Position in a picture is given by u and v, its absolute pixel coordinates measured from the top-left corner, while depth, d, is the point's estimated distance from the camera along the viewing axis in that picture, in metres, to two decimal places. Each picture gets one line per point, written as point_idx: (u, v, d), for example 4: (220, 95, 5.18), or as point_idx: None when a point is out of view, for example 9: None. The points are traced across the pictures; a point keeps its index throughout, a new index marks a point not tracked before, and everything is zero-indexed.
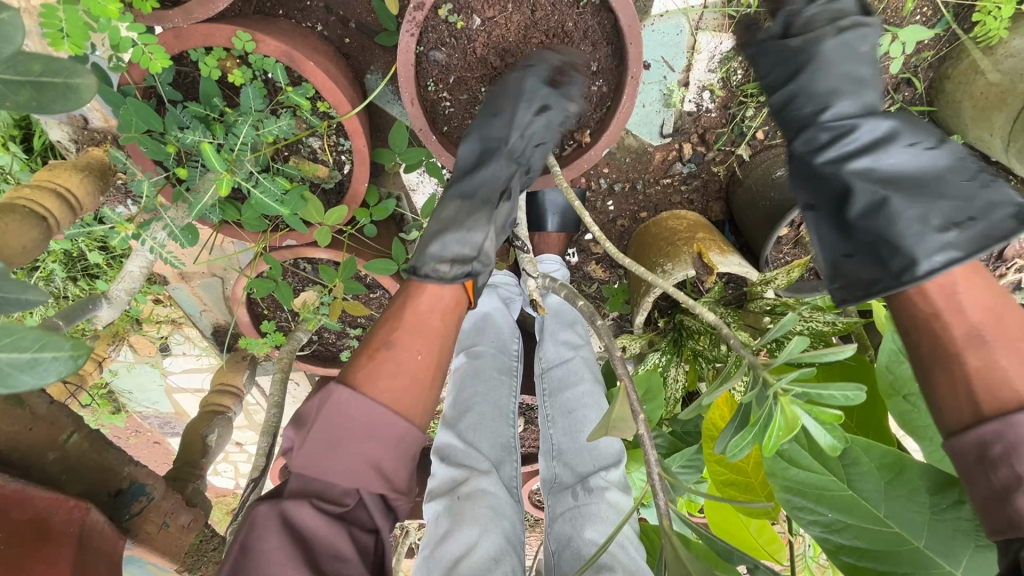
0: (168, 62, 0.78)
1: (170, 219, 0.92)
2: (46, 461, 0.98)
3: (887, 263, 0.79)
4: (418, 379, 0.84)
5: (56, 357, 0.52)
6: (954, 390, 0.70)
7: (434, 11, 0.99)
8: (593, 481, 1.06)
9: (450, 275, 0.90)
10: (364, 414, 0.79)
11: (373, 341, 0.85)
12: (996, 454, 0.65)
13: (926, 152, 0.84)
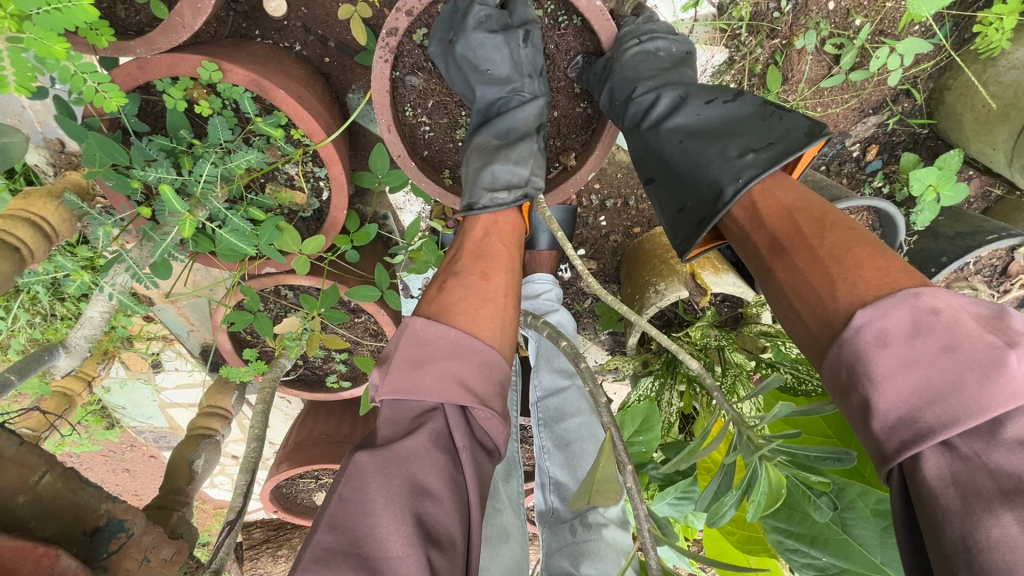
0: (123, 100, 0.75)
1: (131, 261, 0.87)
2: (17, 504, 0.95)
3: (702, 192, 0.85)
4: (490, 300, 0.80)
5: None
6: (797, 318, 0.71)
7: (409, 36, 0.96)
8: (591, 517, 1.00)
9: (510, 199, 0.93)
10: (442, 336, 0.74)
11: (439, 276, 0.84)
12: (844, 379, 0.62)
13: (723, 105, 0.91)
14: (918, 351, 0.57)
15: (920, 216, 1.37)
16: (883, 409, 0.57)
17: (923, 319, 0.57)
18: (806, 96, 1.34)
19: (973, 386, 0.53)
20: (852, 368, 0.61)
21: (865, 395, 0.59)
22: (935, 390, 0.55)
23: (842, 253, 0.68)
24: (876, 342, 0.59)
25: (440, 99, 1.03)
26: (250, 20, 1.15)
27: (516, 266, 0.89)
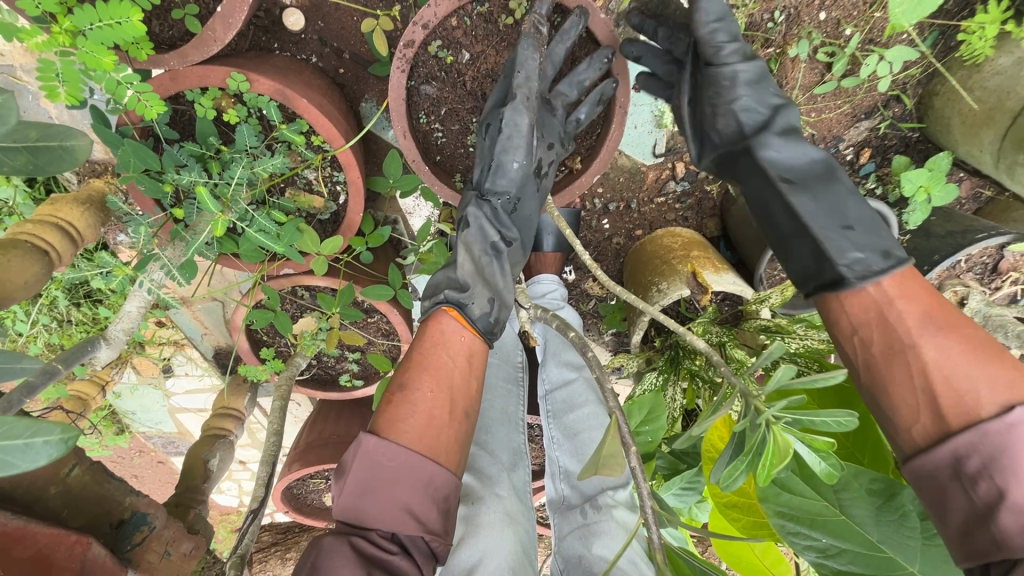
0: (162, 108, 0.80)
1: (167, 258, 0.94)
2: (49, 495, 0.99)
3: (823, 265, 0.84)
4: (437, 418, 0.81)
5: (48, 439, 0.59)
6: (914, 398, 0.70)
7: (423, 47, 0.99)
8: (600, 500, 1.06)
9: (432, 308, 0.93)
10: (393, 459, 0.75)
11: (389, 387, 0.84)
12: (974, 469, 0.62)
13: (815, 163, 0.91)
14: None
15: (912, 216, 1.42)
16: (1019, 502, 0.59)
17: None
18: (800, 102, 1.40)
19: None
20: (993, 460, 0.61)
21: (1003, 490, 0.60)
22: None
23: (980, 348, 0.69)
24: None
25: (452, 107, 1.06)
26: (270, 33, 1.21)
27: (462, 382, 0.88)
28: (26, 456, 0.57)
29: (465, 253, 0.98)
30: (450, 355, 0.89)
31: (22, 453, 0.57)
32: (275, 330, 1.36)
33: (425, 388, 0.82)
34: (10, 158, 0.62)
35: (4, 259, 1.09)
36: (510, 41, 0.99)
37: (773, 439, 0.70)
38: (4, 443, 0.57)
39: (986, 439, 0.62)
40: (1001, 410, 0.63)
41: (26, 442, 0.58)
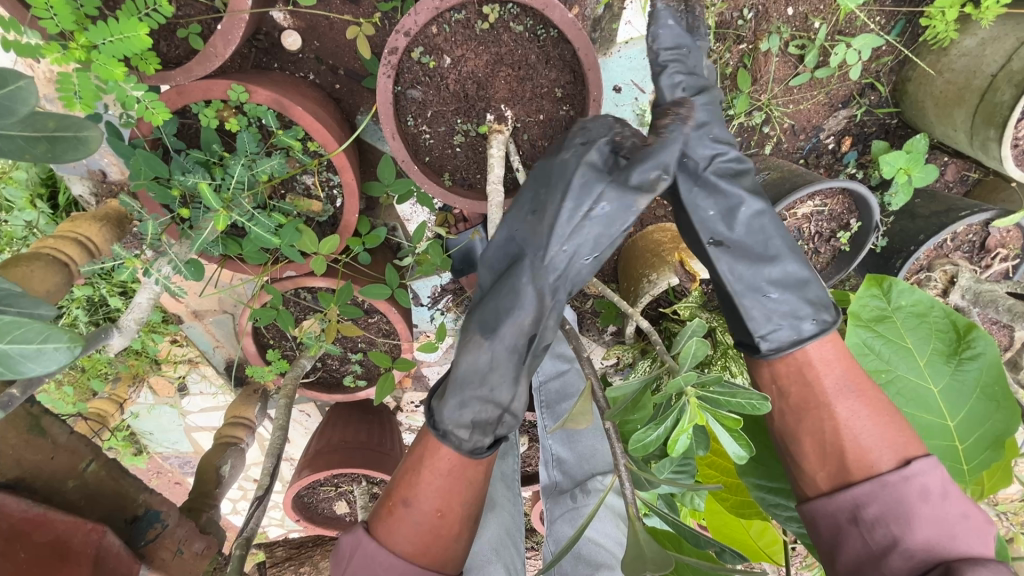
0: (169, 115, 0.87)
1: (174, 254, 1.01)
2: (67, 488, 1.05)
3: (768, 319, 0.95)
4: (436, 530, 0.88)
5: (56, 348, 0.60)
6: (822, 452, 0.84)
7: (407, 54, 1.06)
8: (590, 484, 1.14)
9: (470, 442, 0.88)
10: (386, 574, 0.84)
11: (393, 495, 0.91)
12: (872, 517, 0.77)
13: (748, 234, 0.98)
14: (948, 510, 0.75)
15: (895, 198, 1.45)
16: (911, 547, 0.75)
17: (949, 485, 0.77)
18: (777, 95, 1.45)
19: (963, 537, 0.74)
20: (889, 510, 0.76)
21: (896, 537, 0.75)
22: (941, 543, 0.74)
23: (882, 416, 0.84)
24: (921, 494, 0.76)
25: (438, 109, 1.13)
26: (270, 55, 1.31)
27: (474, 491, 0.91)
28: (38, 361, 0.59)
29: (496, 365, 0.89)
30: (444, 466, 0.89)
31: (34, 357, 0.59)
32: (281, 333, 1.42)
33: (422, 502, 0.88)
34: (30, 147, 0.65)
35: (27, 270, 1.17)
36: (488, 44, 1.06)
37: (688, 410, 0.77)
38: (18, 347, 0.59)
39: (884, 488, 0.77)
40: (897, 464, 0.79)
41: (38, 347, 0.59)
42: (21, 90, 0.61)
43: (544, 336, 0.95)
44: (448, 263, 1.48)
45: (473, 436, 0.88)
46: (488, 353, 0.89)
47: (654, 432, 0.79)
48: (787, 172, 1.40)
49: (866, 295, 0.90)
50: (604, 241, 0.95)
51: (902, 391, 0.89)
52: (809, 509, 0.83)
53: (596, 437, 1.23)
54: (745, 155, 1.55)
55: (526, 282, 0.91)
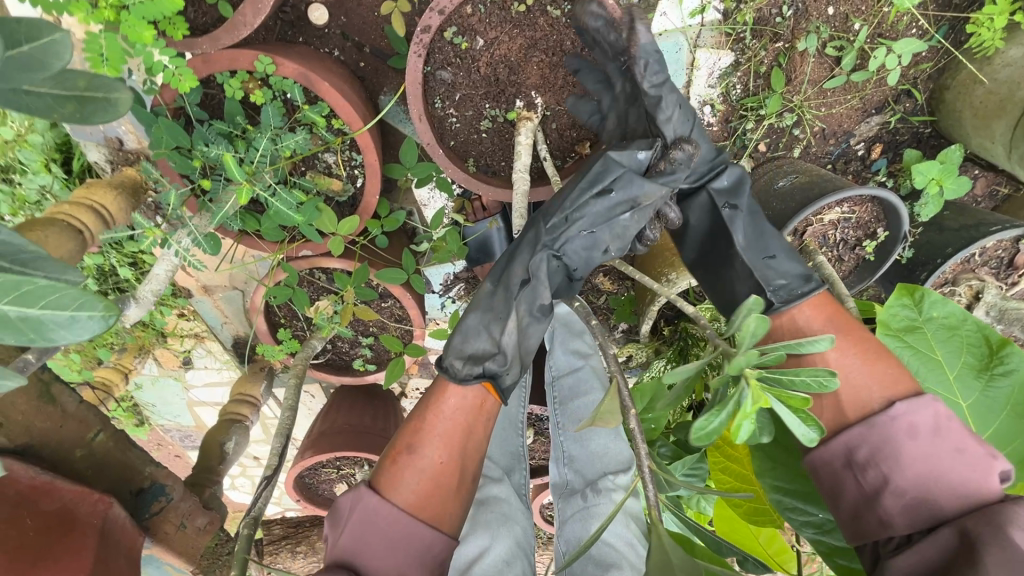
0: (196, 82, 0.86)
1: (194, 226, 0.99)
2: (74, 457, 1.04)
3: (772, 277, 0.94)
4: (441, 481, 0.84)
5: (90, 316, 0.57)
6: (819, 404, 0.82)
7: (440, 34, 1.03)
8: (601, 484, 1.12)
9: (462, 374, 0.88)
10: (393, 524, 0.79)
11: (396, 445, 0.87)
12: (863, 459, 0.76)
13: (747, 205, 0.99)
14: (939, 447, 0.73)
15: (924, 209, 1.42)
16: (901, 485, 0.73)
17: (941, 421, 0.74)
18: (810, 97, 1.42)
19: (961, 473, 0.71)
20: (879, 451, 0.75)
21: (886, 476, 0.74)
22: (931, 479, 0.72)
23: (870, 355, 0.82)
24: (908, 432, 0.74)
25: (466, 93, 1.10)
26: (295, 28, 1.28)
27: (474, 445, 0.89)
28: (70, 329, 0.56)
29: (495, 308, 0.91)
30: (451, 411, 0.88)
31: (67, 326, 0.55)
32: (293, 313, 1.41)
33: (427, 448, 0.86)
34: (59, 106, 0.64)
35: (41, 235, 1.15)
36: (522, 27, 1.03)
37: (750, 395, 0.70)
38: (49, 313, 0.55)
39: (873, 431, 0.76)
40: (885, 403, 0.77)
41: (70, 314, 0.56)
42: (55, 43, 0.60)
43: (539, 295, 0.92)
44: (465, 251, 1.46)
45: (466, 366, 0.89)
46: (489, 292, 0.93)
47: (713, 420, 0.73)
48: (815, 176, 1.37)
49: (897, 303, 0.88)
50: (604, 223, 0.92)
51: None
52: (808, 459, 0.81)
53: (607, 438, 1.20)
54: (771, 157, 1.52)
55: (530, 233, 0.94)
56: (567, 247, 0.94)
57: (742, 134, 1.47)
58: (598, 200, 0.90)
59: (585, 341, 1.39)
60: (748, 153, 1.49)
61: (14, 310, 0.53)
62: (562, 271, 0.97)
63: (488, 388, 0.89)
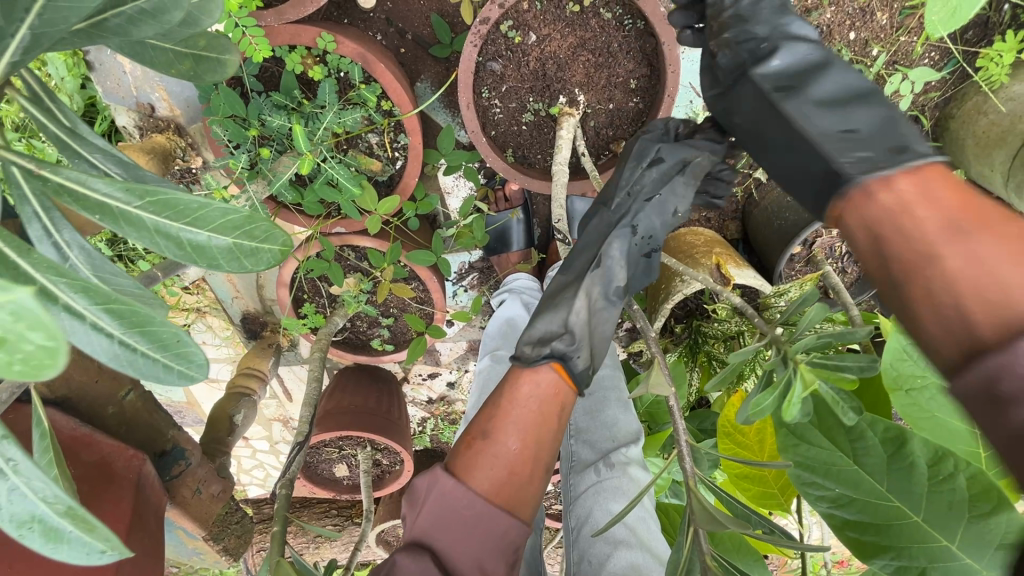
0: (268, 51, 0.94)
1: (254, 193, 1.02)
2: (106, 414, 1.05)
3: (852, 152, 0.73)
4: (515, 471, 0.85)
5: (268, 248, 0.44)
6: (946, 328, 0.55)
7: (495, 26, 1.08)
8: (614, 458, 1.17)
9: (532, 357, 0.96)
10: (467, 507, 0.81)
11: (471, 431, 0.90)
12: (1008, 394, 0.48)
13: (836, 74, 0.82)
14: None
15: None
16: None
17: None
18: None
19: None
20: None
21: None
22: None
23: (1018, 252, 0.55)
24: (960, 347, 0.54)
25: (513, 85, 1.14)
26: (341, 9, 1.30)
27: (551, 425, 0.92)
28: (254, 261, 0.43)
29: (555, 295, 1.03)
30: (514, 399, 0.92)
31: (248, 259, 0.43)
32: (316, 288, 1.42)
33: (505, 437, 0.87)
34: (175, 63, 0.58)
35: None
36: (574, 26, 1.08)
37: (801, 378, 0.74)
38: (220, 242, 0.42)
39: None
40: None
41: (252, 247, 0.43)
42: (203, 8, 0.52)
43: (613, 277, 1.05)
44: (488, 239, 1.50)
45: (533, 349, 0.97)
46: (558, 280, 1.05)
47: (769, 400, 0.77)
48: None
49: None
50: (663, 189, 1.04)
51: (933, 398, 0.76)
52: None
53: (615, 409, 1.28)
54: None
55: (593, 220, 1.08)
56: (641, 218, 1.06)
57: None
58: (652, 170, 1.05)
59: None
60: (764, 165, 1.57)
61: (151, 218, 0.41)
62: (643, 246, 1.08)
63: (556, 367, 0.96)
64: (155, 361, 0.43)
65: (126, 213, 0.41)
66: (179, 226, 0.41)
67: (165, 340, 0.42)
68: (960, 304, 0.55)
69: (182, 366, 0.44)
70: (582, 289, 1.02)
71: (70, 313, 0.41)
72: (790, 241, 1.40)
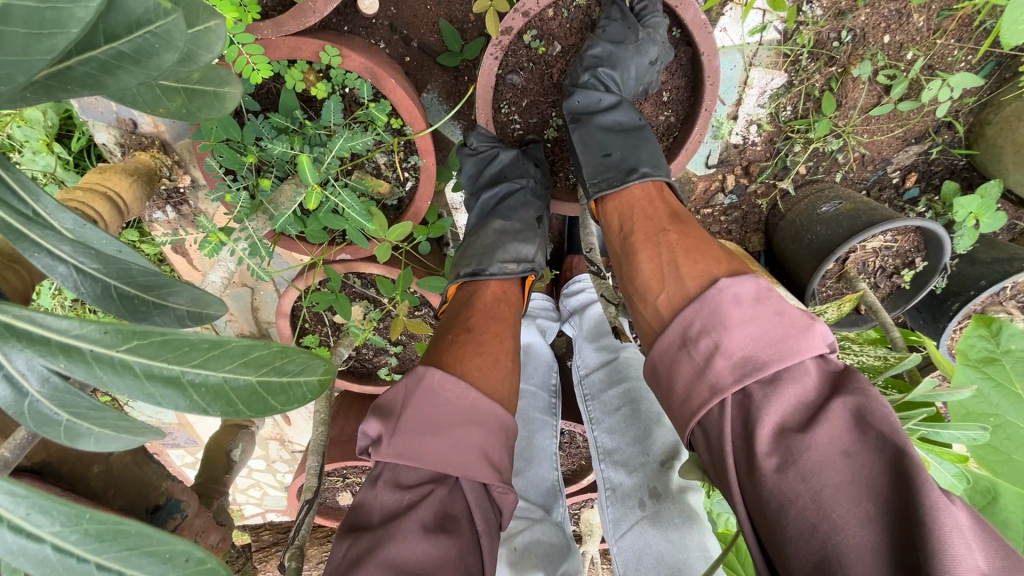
0: (268, 72, 0.84)
1: (253, 229, 0.91)
2: (91, 473, 0.94)
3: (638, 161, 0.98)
4: (498, 359, 0.90)
5: (307, 380, 0.39)
6: (759, 336, 0.68)
7: (519, 36, 1.00)
8: (662, 487, 1.05)
9: (516, 271, 1.05)
10: (460, 395, 0.80)
11: (454, 330, 0.92)
12: (695, 333, 0.72)
13: (618, 112, 1.02)
14: (759, 312, 0.70)
15: (959, 241, 1.45)
16: (731, 349, 0.68)
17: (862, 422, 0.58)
18: (857, 123, 1.42)
19: (795, 339, 0.66)
20: (709, 322, 0.71)
21: (715, 343, 0.69)
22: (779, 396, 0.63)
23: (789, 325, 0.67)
24: (741, 337, 0.68)
25: (534, 99, 1.09)
26: (340, 16, 1.18)
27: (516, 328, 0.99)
28: (287, 400, 0.38)
29: (515, 233, 1.10)
30: (483, 302, 1.00)
31: (280, 395, 0.38)
32: (319, 317, 1.30)
33: (483, 338, 0.92)
34: (164, 99, 0.49)
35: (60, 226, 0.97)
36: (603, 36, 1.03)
37: None
38: (241, 378, 0.37)
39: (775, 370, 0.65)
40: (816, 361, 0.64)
41: (287, 380, 0.38)
42: (208, 31, 0.43)
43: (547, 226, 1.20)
44: None
45: (516, 266, 1.06)
46: (505, 226, 1.10)
47: None
48: (861, 204, 1.34)
49: (969, 335, 0.71)
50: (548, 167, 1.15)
51: (1008, 440, 0.67)
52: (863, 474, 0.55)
53: (649, 423, 1.16)
54: (810, 180, 1.51)
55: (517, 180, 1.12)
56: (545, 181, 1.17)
57: (787, 156, 1.47)
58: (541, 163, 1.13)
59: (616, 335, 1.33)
60: (791, 175, 1.48)
61: (139, 362, 0.35)
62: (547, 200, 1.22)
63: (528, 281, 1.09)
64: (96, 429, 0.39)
65: (104, 356, 0.35)
66: (178, 369, 0.36)
67: (171, 561, 0.36)
68: (678, 277, 0.79)
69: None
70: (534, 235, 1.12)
71: (24, 536, 0.35)
72: (825, 258, 1.30)
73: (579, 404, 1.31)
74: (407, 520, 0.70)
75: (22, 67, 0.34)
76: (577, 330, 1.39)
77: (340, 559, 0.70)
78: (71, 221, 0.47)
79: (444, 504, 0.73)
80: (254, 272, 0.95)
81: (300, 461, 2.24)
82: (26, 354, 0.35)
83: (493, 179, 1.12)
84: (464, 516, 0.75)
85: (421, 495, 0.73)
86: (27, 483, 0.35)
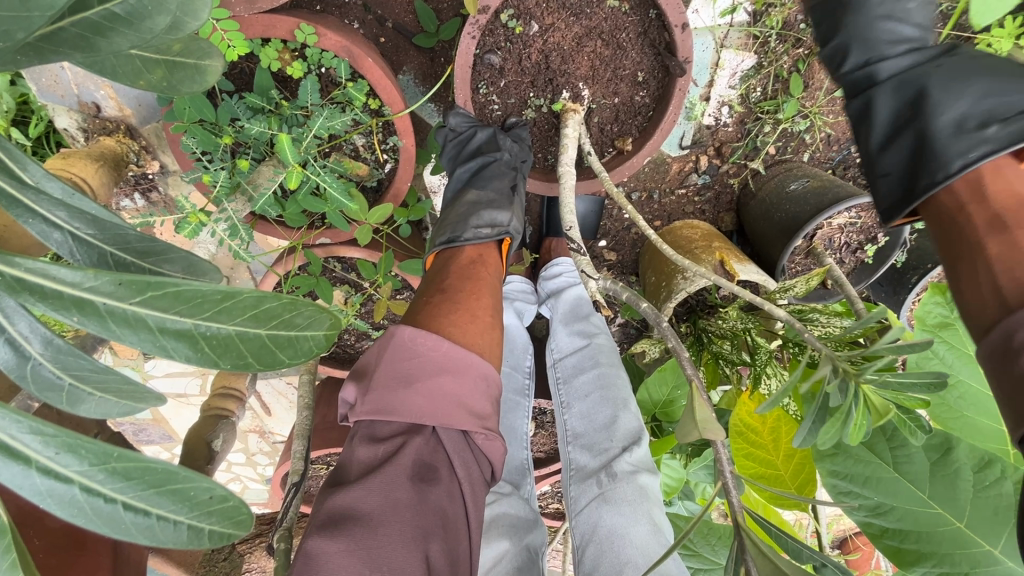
0: (244, 50, 0.83)
1: (232, 211, 0.91)
2: None
3: (974, 139, 0.72)
4: (477, 318, 0.90)
5: (316, 336, 0.40)
6: None
7: (496, 15, 1.02)
8: (617, 467, 1.08)
9: (491, 237, 1.06)
10: (433, 352, 0.80)
11: (429, 294, 0.93)
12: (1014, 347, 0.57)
13: (943, 97, 0.77)
14: None
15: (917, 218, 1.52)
16: None
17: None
18: (822, 104, 1.46)
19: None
20: None
21: None
22: None
23: None
24: None
25: (512, 79, 1.10)
26: None
27: (497, 297, 0.99)
28: (295, 352, 0.39)
29: (491, 202, 1.09)
30: (459, 266, 1.00)
31: (285, 347, 0.39)
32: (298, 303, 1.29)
33: (458, 301, 0.91)
34: (144, 72, 0.49)
35: None
36: (579, 15, 1.03)
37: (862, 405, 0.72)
38: (241, 335, 0.38)
39: None
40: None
41: (293, 337, 0.39)
42: None
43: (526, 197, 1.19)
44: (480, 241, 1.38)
45: (490, 232, 1.06)
46: (481, 196, 1.10)
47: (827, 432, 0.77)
48: (827, 182, 1.38)
49: (928, 302, 0.91)
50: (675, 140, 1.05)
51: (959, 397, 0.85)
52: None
53: (615, 406, 1.18)
54: (780, 160, 1.56)
55: (498, 150, 1.11)
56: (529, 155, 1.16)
57: (757, 137, 1.51)
58: (518, 133, 1.14)
59: (591, 321, 1.34)
60: (761, 155, 1.52)
61: (153, 316, 0.36)
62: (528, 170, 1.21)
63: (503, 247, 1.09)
64: (100, 397, 0.40)
65: (117, 310, 0.35)
66: (190, 323, 0.36)
67: (193, 499, 0.40)
68: (992, 285, 0.63)
69: (208, 531, 0.41)
70: (511, 204, 1.12)
71: (51, 476, 0.38)
72: (793, 236, 1.35)
73: (549, 382, 1.33)
74: (388, 471, 0.72)
75: (18, 21, 0.33)
76: (554, 309, 1.40)
77: (318, 511, 0.71)
78: (58, 190, 0.47)
79: (422, 453, 0.75)
80: (239, 254, 0.94)
81: (280, 451, 2.22)
82: (30, 317, 0.37)
83: (472, 157, 1.12)
84: (443, 464, 0.77)
85: (396, 446, 0.75)
86: (55, 424, 0.36)
